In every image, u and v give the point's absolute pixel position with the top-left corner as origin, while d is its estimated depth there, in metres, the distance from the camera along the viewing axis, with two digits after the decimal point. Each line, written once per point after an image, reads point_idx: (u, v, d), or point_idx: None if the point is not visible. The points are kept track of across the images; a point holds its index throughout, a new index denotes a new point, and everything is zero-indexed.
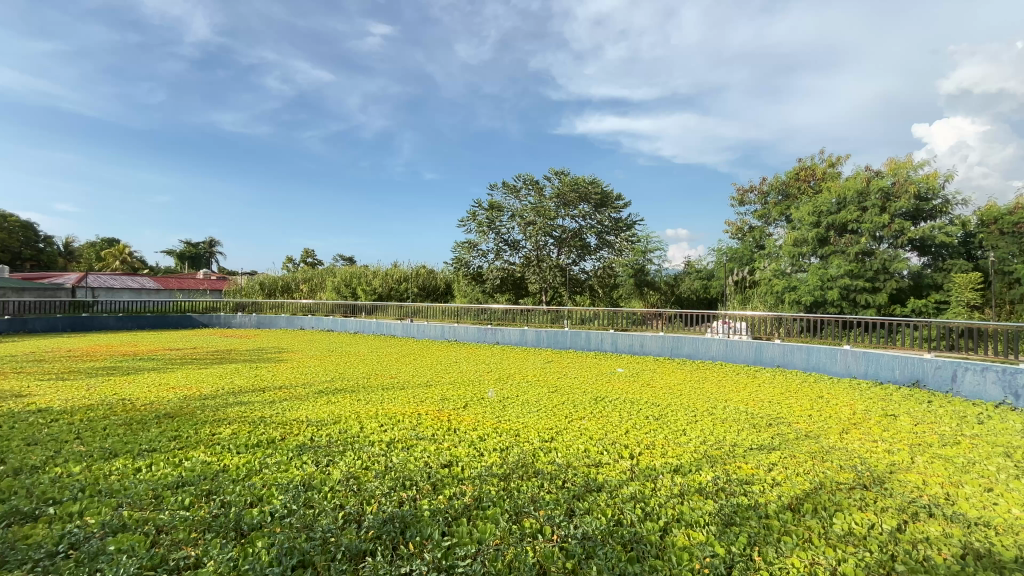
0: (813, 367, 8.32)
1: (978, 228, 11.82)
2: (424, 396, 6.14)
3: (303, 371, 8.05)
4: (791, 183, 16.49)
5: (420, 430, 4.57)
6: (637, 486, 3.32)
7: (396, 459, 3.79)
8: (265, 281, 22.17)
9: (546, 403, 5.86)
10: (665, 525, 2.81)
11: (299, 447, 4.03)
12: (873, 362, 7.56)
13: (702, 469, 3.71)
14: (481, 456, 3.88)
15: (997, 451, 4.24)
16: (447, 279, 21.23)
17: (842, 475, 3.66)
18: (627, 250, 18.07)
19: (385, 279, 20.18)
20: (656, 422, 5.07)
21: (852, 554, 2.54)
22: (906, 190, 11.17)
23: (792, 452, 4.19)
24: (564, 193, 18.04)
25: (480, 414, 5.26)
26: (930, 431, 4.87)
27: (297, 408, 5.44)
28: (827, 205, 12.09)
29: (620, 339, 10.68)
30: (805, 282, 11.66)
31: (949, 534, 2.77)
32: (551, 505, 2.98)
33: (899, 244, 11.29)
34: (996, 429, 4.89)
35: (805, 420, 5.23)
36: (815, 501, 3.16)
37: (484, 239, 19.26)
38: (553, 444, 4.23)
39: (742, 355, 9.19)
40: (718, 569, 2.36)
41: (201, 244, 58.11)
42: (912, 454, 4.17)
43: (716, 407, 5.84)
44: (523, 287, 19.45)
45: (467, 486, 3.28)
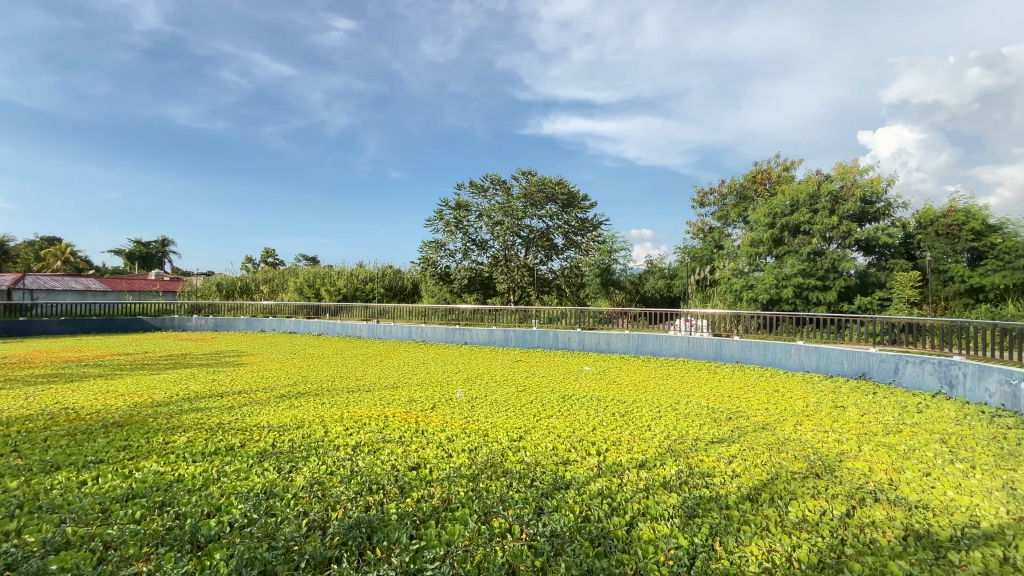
0: (769, 362, 8.68)
1: (917, 229, 12.62)
2: (391, 398, 6.06)
3: (264, 375, 7.78)
4: (748, 186, 17.15)
5: (387, 433, 4.50)
6: (604, 482, 3.38)
7: (362, 463, 3.72)
8: (223, 282, 21.34)
9: (514, 402, 5.88)
10: (631, 519, 2.87)
11: (259, 453, 3.90)
12: (824, 357, 7.97)
13: (666, 463, 3.81)
14: (449, 457, 3.85)
15: (934, 438, 4.54)
16: (415, 279, 20.99)
17: (796, 464, 3.84)
18: (594, 250, 18.37)
19: (349, 279, 19.76)
20: (622, 419, 5.17)
21: (805, 540, 2.67)
22: (853, 194, 11.89)
23: (751, 444, 4.36)
24: (531, 194, 18.14)
25: (448, 415, 5.23)
26: (876, 420, 5.17)
27: (258, 414, 5.26)
28: (781, 207, 12.58)
29: (587, 338, 10.83)
30: (762, 280, 12.14)
31: (893, 517, 2.95)
32: (519, 504, 3.00)
33: (846, 244, 11.94)
34: (933, 417, 5.24)
35: (762, 413, 5.46)
36: (772, 490, 3.30)
37: (451, 239, 19.14)
38: (522, 443, 4.25)
39: (703, 352, 9.50)
40: (682, 560, 2.43)
41: (153, 244, 55.23)
42: (859, 443, 4.42)
43: (679, 402, 6.01)
44: (491, 287, 19.46)
45: (435, 488, 3.26)
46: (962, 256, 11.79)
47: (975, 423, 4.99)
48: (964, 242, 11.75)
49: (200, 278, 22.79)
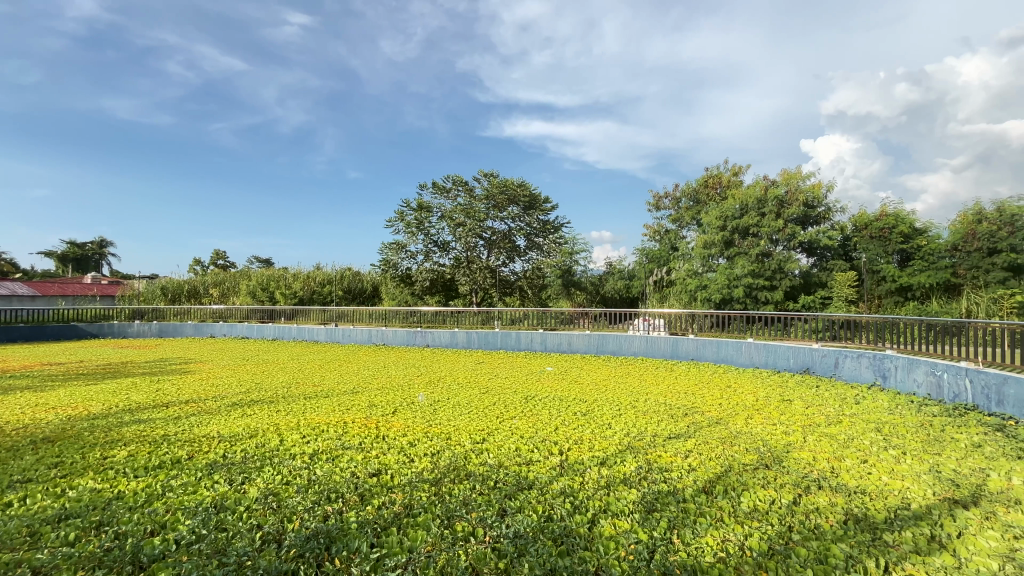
0: (722, 359, 9.05)
1: (854, 232, 13.48)
2: (350, 404, 5.90)
3: (213, 383, 7.40)
4: (701, 190, 17.82)
5: (347, 439, 4.39)
6: (566, 481, 3.42)
7: (320, 471, 3.61)
8: (168, 285, 20.13)
9: (477, 404, 5.86)
10: (592, 516, 2.92)
11: (209, 465, 3.72)
12: (772, 353, 8.40)
13: (626, 459, 3.90)
14: (411, 462, 3.80)
15: (870, 427, 4.87)
16: (375, 281, 20.59)
17: (747, 456, 4.02)
18: (555, 251, 18.57)
19: (306, 282, 19.15)
20: (583, 418, 5.25)
21: (756, 529, 2.80)
22: (797, 199, 12.61)
23: (705, 438, 4.53)
24: (493, 195, 18.19)
25: (410, 420, 5.14)
26: (819, 412, 5.49)
27: (207, 424, 5.01)
28: (731, 211, 13.11)
29: (549, 339, 10.94)
30: (715, 281, 12.68)
31: (834, 503, 3.14)
32: (483, 506, 2.99)
33: (791, 246, 12.61)
34: (869, 408, 5.62)
35: (715, 408, 5.68)
36: (725, 482, 3.44)
37: (412, 241, 18.91)
38: (485, 445, 4.26)
39: (661, 350, 9.80)
40: (642, 554, 2.50)
41: (90, 245, 51.51)
42: (805, 434, 4.68)
43: (638, 400, 6.16)
44: (453, 288, 19.36)
45: (397, 494, 3.20)
46: (892, 257, 12.70)
47: (905, 412, 5.38)
48: (894, 244, 12.66)
49: (142, 281, 21.44)
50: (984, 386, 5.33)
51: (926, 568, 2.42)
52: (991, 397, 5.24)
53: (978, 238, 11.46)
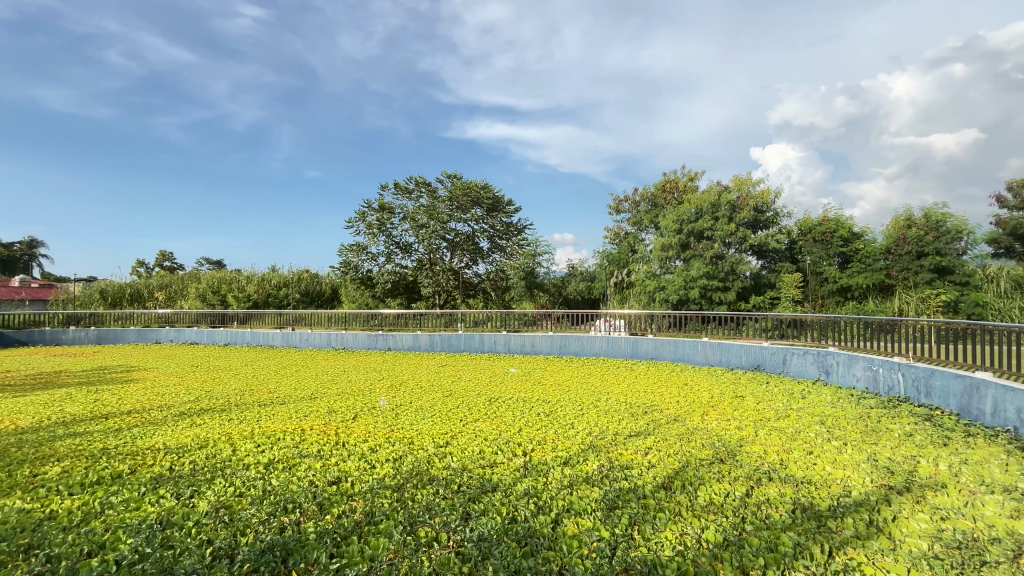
0: (679, 357, 9.35)
1: (799, 236, 14.19)
2: (308, 410, 5.72)
3: (159, 391, 7.00)
4: (659, 194, 18.36)
5: (305, 447, 4.25)
6: (530, 482, 3.44)
7: (276, 481, 3.48)
8: (107, 288, 18.87)
9: (440, 408, 5.80)
10: (556, 516, 2.95)
11: (154, 479, 3.51)
12: (725, 352, 8.77)
13: (588, 458, 3.96)
14: (372, 469, 3.72)
15: (815, 420, 5.17)
16: (334, 283, 20.49)
17: (703, 452, 4.17)
18: (518, 254, 18.65)
19: (260, 284, 18.38)
20: (546, 418, 5.30)
21: (712, 521, 2.90)
22: (748, 204, 13.24)
23: (664, 435, 4.67)
24: (456, 197, 18.09)
25: (371, 425, 5.03)
26: (769, 407, 5.76)
27: (151, 435, 4.73)
28: (687, 215, 13.56)
29: (513, 340, 10.97)
30: (672, 283, 13.12)
31: (783, 493, 3.31)
32: (446, 510, 2.97)
33: (743, 249, 13.17)
34: (814, 402, 5.94)
35: (674, 406, 5.86)
36: (683, 478, 3.56)
37: (374, 242, 18.54)
38: (448, 448, 4.23)
39: (621, 350, 10.02)
40: (604, 551, 2.55)
41: (19, 245, 47.79)
42: (756, 428, 4.91)
43: (600, 399, 6.27)
44: (416, 291, 19.18)
45: (357, 502, 3.13)
46: (833, 260, 13.51)
47: (846, 405, 5.73)
48: (835, 247, 13.47)
49: (78, 284, 20.00)
50: (914, 379, 5.75)
51: (865, 551, 2.59)
52: (920, 389, 5.66)
53: (908, 243, 12.35)
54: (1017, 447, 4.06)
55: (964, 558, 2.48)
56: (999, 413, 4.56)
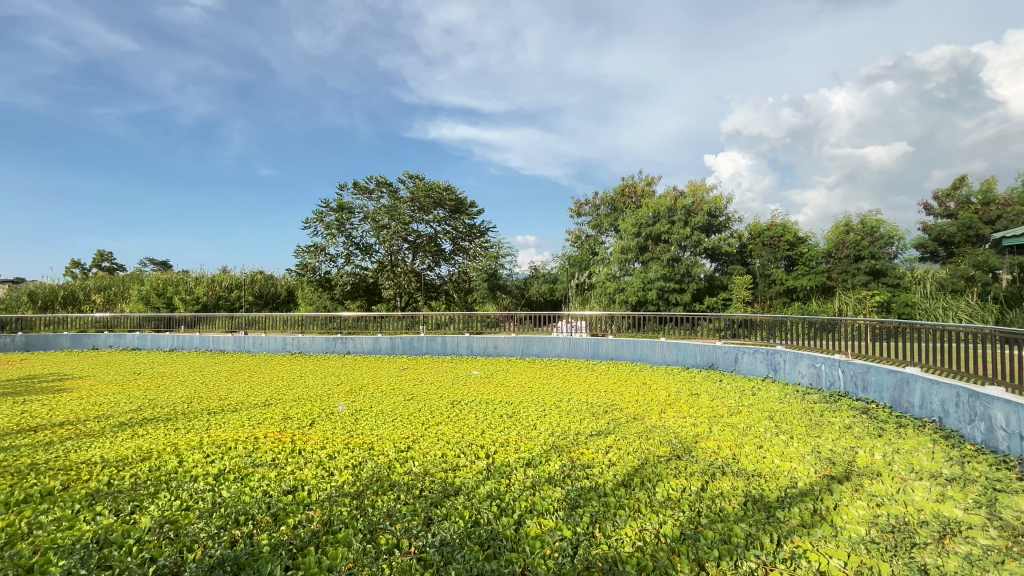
0: (638, 357, 9.59)
1: (750, 240, 14.82)
2: (262, 417, 5.49)
3: (95, 401, 6.53)
4: (618, 199, 18.80)
5: (258, 456, 4.09)
6: (493, 484, 3.44)
7: (227, 492, 3.33)
8: (36, 290, 17.47)
9: (401, 412, 5.71)
10: (519, 517, 2.97)
11: (90, 495, 3.28)
12: (681, 351, 9.07)
13: (550, 459, 4.00)
14: (330, 476, 3.62)
15: (764, 416, 5.41)
16: (290, 285, 19.82)
17: (661, 449, 4.30)
18: (481, 256, 18.61)
19: (210, 286, 17.52)
20: (509, 420, 5.32)
21: (670, 517, 3.00)
22: (702, 209, 13.70)
23: (624, 434, 4.78)
24: (418, 198, 17.88)
25: (329, 431, 4.89)
26: (722, 404, 6.01)
27: (87, 448, 4.41)
28: (645, 219, 13.96)
29: (475, 342, 10.92)
30: (631, 284, 13.46)
31: (736, 487, 3.45)
32: (408, 516, 2.93)
33: (697, 252, 13.63)
34: (764, 398, 6.24)
35: (633, 405, 6.00)
36: (642, 475, 3.66)
37: (332, 242, 18.05)
38: (409, 453, 4.17)
39: (582, 351, 10.18)
40: (566, 551, 2.58)
41: None
42: (710, 425, 5.10)
43: (562, 400, 6.34)
44: (376, 292, 18.82)
45: (314, 511, 3.04)
46: (780, 262, 14.20)
47: (792, 401, 6.06)
48: (782, 251, 14.17)
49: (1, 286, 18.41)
50: (852, 374, 6.13)
51: (810, 538, 2.75)
52: (858, 384, 6.04)
53: (846, 247, 13.18)
54: (941, 436, 4.42)
55: (896, 541, 2.67)
56: (927, 406, 4.92)
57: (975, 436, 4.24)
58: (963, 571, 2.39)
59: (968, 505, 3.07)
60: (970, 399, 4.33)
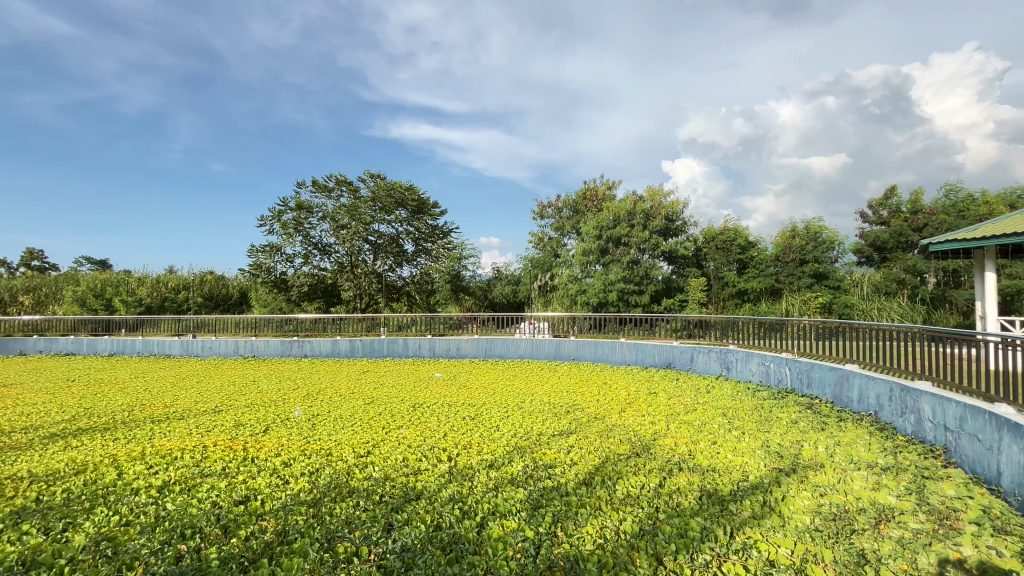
0: (599, 357, 9.78)
1: (705, 244, 15.37)
2: (212, 425, 5.23)
3: (22, 411, 6.03)
4: (580, 202, 19.07)
5: (207, 465, 3.90)
6: (455, 487, 3.42)
7: (173, 505, 3.16)
8: None
9: (361, 416, 5.58)
10: (481, 520, 2.96)
11: (15, 514, 3.03)
12: (640, 351, 9.31)
13: (513, 460, 4.02)
14: (285, 485, 3.49)
15: (718, 412, 5.63)
16: (243, 287, 19.02)
17: (621, 447, 4.39)
18: (443, 257, 18.44)
19: (154, 286, 16.55)
20: (472, 422, 5.30)
21: (630, 513, 3.07)
22: (659, 213, 14.09)
23: (585, 433, 4.86)
24: (379, 198, 17.55)
25: (284, 438, 4.72)
26: (679, 402, 6.21)
27: (11, 462, 4.06)
28: (606, 222, 14.25)
29: (437, 344, 10.81)
30: (592, 286, 13.72)
31: (692, 482, 3.57)
32: (367, 523, 2.86)
33: (656, 255, 13.99)
34: (718, 395, 6.50)
35: (594, 405, 6.11)
36: (603, 473, 3.72)
37: (289, 242, 17.47)
38: (369, 458, 4.07)
39: (545, 352, 10.27)
40: (528, 551, 2.59)
41: None
42: (668, 422, 5.26)
43: (525, 401, 6.37)
44: (336, 294, 18.37)
45: (268, 521, 2.92)
46: (732, 266, 14.85)
47: (744, 397, 6.33)
48: (734, 254, 14.82)
49: None
50: (798, 371, 6.47)
51: (760, 529, 2.88)
52: (803, 381, 6.38)
53: (792, 251, 13.92)
54: (876, 428, 4.73)
55: (838, 528, 2.83)
56: (864, 400, 5.26)
57: (905, 428, 4.56)
58: (896, 554, 2.57)
59: (900, 492, 3.30)
60: (902, 394, 4.66)
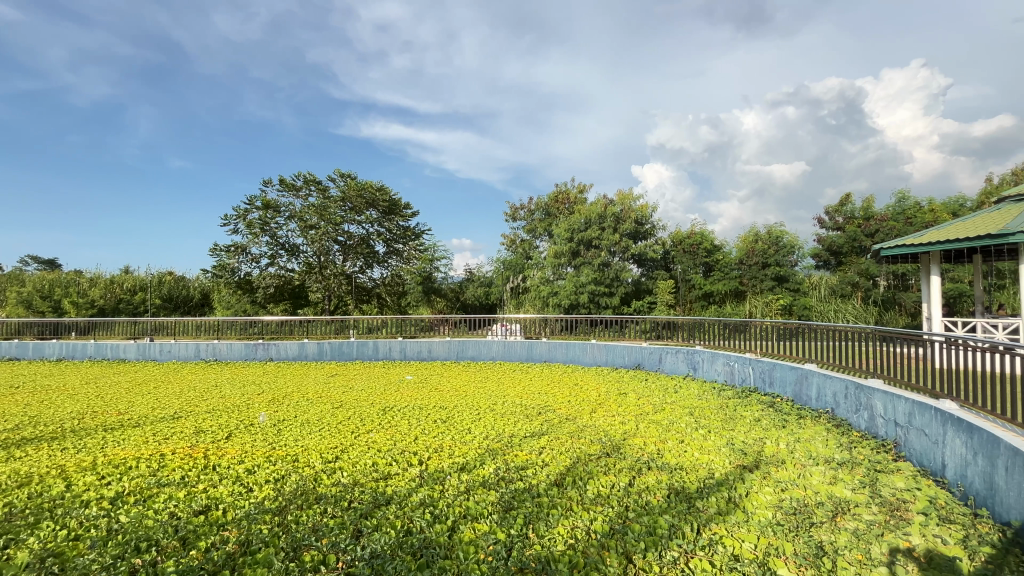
0: (570, 359, 9.87)
1: (673, 247, 15.74)
2: (170, 432, 5.01)
3: None
4: (552, 204, 19.21)
5: (165, 474, 3.73)
6: (426, 491, 3.38)
7: (127, 516, 3.02)
8: None
9: (329, 421, 5.46)
10: (452, 524, 2.93)
11: None
12: (611, 352, 9.44)
13: (485, 462, 4.01)
14: (249, 492, 3.38)
15: (685, 412, 5.77)
16: (204, 287, 18.33)
17: (592, 447, 4.45)
18: (415, 259, 18.27)
19: (108, 287, 15.76)
20: (443, 425, 5.26)
21: (600, 513, 3.10)
22: (629, 216, 14.32)
23: (557, 434, 4.89)
24: (349, 198, 17.24)
25: (248, 444, 4.57)
26: (648, 402, 6.33)
27: None
28: (577, 225, 14.42)
29: (409, 346, 10.67)
30: (564, 288, 13.85)
31: (660, 480, 3.65)
32: (335, 530, 2.80)
33: (626, 257, 14.23)
34: (685, 395, 6.66)
35: (565, 406, 6.16)
36: (574, 474, 3.75)
37: (254, 242, 16.96)
38: (338, 463, 3.99)
39: (517, 354, 10.29)
40: (500, 554, 2.59)
41: None
42: (637, 422, 5.35)
43: (497, 403, 6.36)
44: (303, 296, 17.94)
45: (230, 531, 2.82)
46: (699, 268, 15.26)
47: (710, 397, 6.51)
48: (700, 258, 15.24)
49: None
50: (761, 371, 6.70)
51: (725, 525, 2.96)
52: (765, 380, 6.61)
53: (755, 255, 14.40)
54: (833, 425, 4.94)
55: (799, 522, 2.94)
56: (822, 398, 5.49)
57: (860, 424, 4.78)
58: (852, 545, 2.69)
59: (855, 486, 3.46)
60: (856, 391, 4.89)
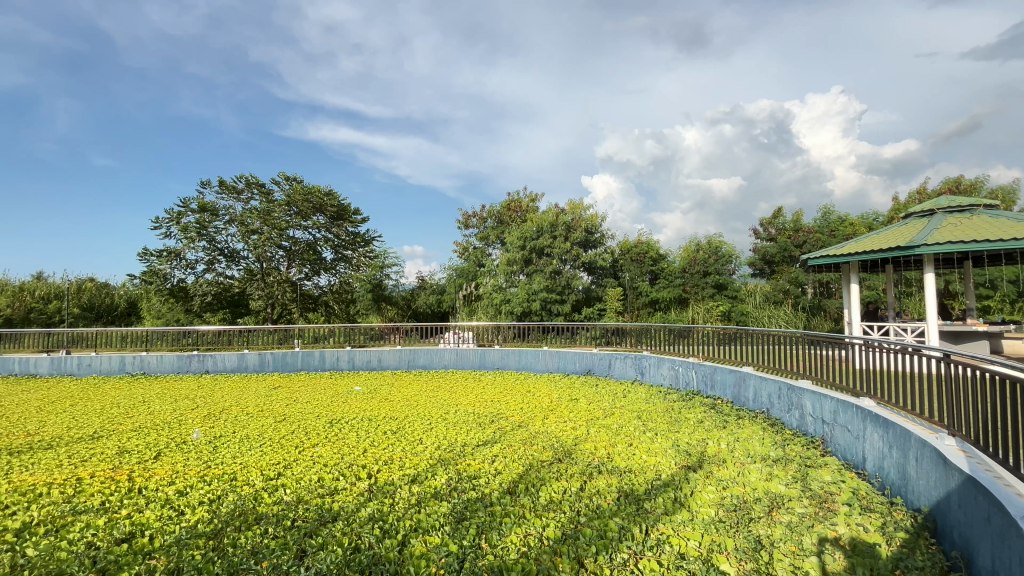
0: (523, 366, 9.92)
1: (622, 255, 16.22)
2: (88, 454, 4.58)
3: None
4: (504, 213, 19.37)
5: (82, 500, 3.40)
6: (375, 506, 3.28)
7: (36, 549, 2.72)
8: None
9: (271, 435, 5.19)
10: (402, 538, 2.86)
11: None
12: (563, 359, 9.51)
13: (436, 473, 3.94)
14: (180, 516, 3.15)
15: (633, 415, 5.95)
16: (131, 296, 17.03)
17: (544, 454, 4.48)
18: (365, 266, 17.81)
19: (17, 296, 14.28)
20: (393, 436, 5.13)
21: (552, 519, 3.13)
22: (580, 225, 14.66)
23: (509, 442, 4.89)
24: (295, 202, 16.61)
25: (180, 464, 4.25)
26: (598, 407, 6.47)
27: None
28: (529, 233, 14.57)
29: (357, 356, 10.35)
30: (516, 296, 13.96)
31: (610, 484, 3.72)
32: (276, 552, 2.65)
33: (576, 265, 14.47)
34: (633, 399, 6.87)
35: (518, 413, 6.17)
36: (526, 481, 3.76)
37: (190, 247, 15.98)
38: (280, 480, 3.79)
39: (469, 362, 10.22)
40: (451, 566, 2.55)
41: None
42: (588, 427, 5.45)
43: (449, 412, 6.28)
44: (243, 304, 17.05)
45: (158, 560, 2.61)
46: (646, 276, 15.79)
47: (657, 400, 6.75)
48: (647, 266, 15.80)
49: None
50: (703, 375, 7.01)
51: (672, 524, 3.06)
52: (707, 383, 6.93)
53: (697, 264, 15.15)
54: (769, 424, 5.25)
55: (738, 518, 3.09)
56: (759, 399, 5.81)
57: (792, 423, 5.11)
58: (786, 537, 2.86)
59: (788, 481, 3.69)
60: (788, 392, 5.22)
